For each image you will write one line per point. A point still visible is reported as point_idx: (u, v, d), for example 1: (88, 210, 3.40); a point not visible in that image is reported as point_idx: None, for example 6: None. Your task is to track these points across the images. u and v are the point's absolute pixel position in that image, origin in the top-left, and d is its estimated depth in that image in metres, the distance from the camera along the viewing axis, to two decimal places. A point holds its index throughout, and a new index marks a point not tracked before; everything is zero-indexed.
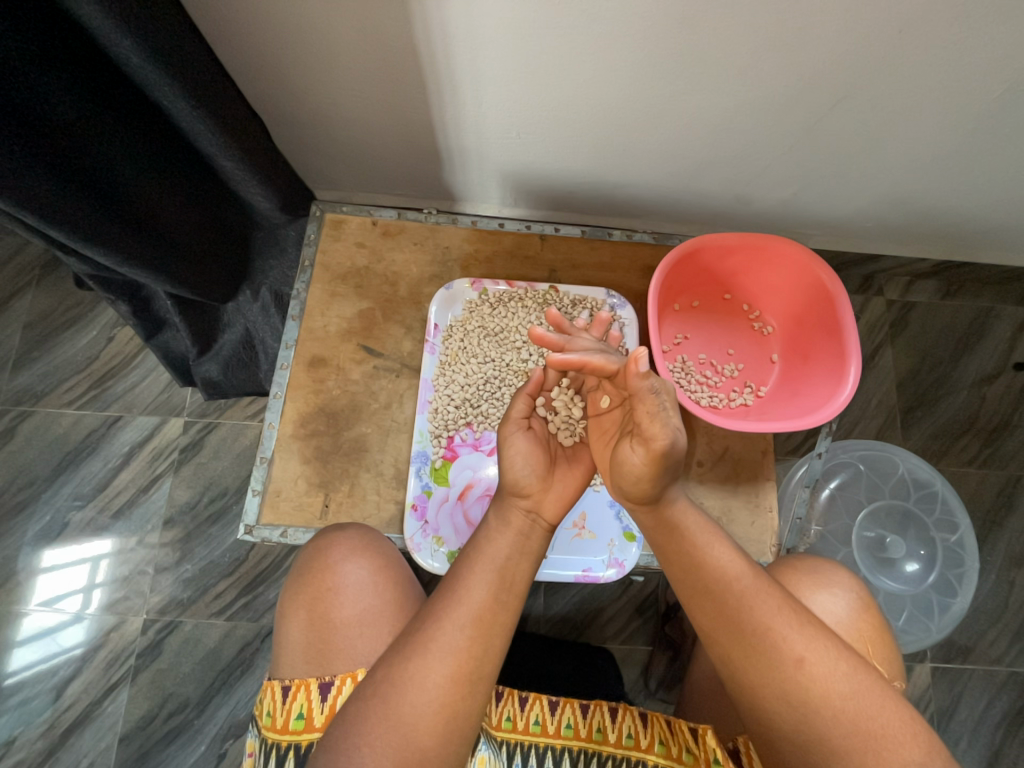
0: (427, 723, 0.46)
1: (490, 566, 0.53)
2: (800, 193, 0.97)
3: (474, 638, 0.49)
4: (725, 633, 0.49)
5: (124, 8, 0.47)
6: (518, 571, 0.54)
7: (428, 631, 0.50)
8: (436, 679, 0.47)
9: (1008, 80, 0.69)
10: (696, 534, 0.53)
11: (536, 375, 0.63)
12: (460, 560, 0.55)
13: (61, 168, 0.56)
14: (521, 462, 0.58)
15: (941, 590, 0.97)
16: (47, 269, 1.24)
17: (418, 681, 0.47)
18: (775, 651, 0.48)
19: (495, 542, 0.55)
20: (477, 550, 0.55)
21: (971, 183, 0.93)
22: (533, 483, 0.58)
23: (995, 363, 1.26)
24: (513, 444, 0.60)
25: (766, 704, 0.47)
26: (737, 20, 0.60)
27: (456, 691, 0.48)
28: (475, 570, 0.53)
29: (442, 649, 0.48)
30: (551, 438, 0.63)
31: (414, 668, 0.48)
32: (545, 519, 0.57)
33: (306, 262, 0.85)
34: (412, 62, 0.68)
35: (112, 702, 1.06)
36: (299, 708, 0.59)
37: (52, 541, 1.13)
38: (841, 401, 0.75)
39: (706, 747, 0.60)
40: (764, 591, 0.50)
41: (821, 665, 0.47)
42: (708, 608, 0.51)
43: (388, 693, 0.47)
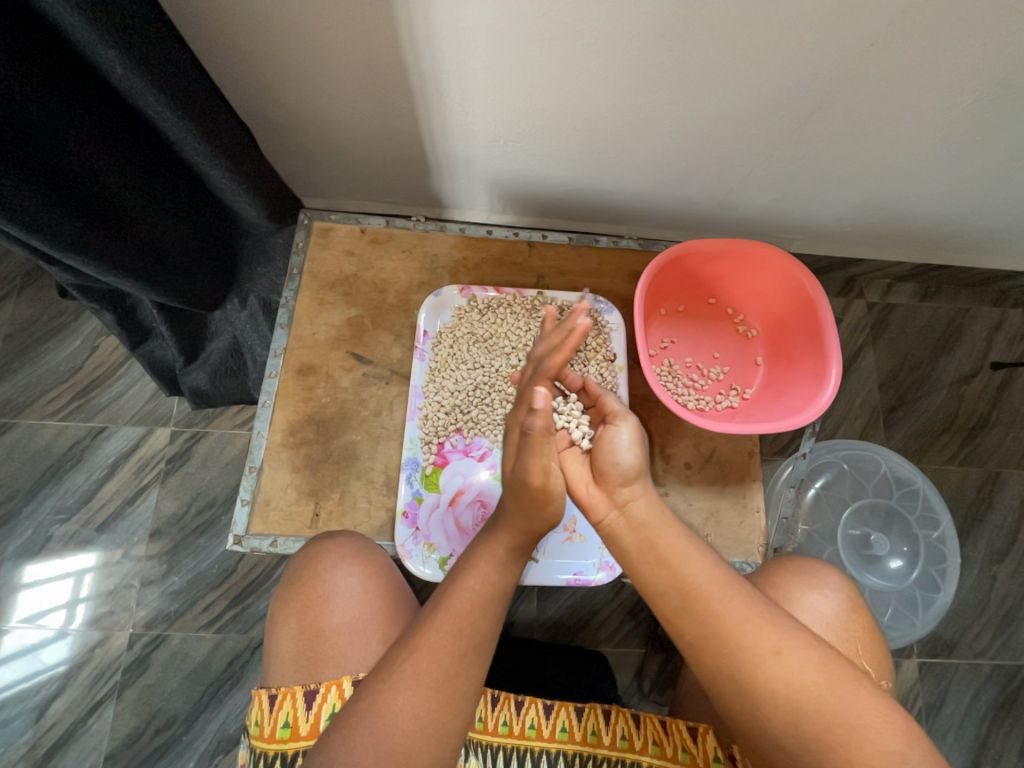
0: (423, 747, 0.47)
1: (475, 589, 0.52)
2: (780, 199, 0.99)
3: (471, 663, 0.50)
4: (701, 642, 0.49)
5: (107, 19, 0.48)
6: (509, 591, 0.54)
7: (419, 662, 0.49)
8: (432, 707, 0.47)
9: (981, 87, 0.71)
10: (669, 541, 0.54)
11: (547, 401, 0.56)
12: (448, 584, 0.54)
13: (47, 181, 0.56)
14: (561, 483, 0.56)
15: (925, 585, 0.99)
16: (30, 279, 1.23)
17: (409, 711, 0.47)
18: (753, 648, 0.48)
19: (489, 565, 0.54)
20: (468, 569, 0.54)
21: (943, 189, 0.96)
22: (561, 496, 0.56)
23: (972, 363, 1.29)
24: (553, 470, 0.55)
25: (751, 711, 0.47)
26: (714, 33, 0.62)
27: (451, 713, 0.48)
28: (470, 595, 0.52)
29: (438, 679, 0.48)
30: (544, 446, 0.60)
31: (404, 700, 0.47)
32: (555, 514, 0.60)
33: (294, 271, 0.85)
34: (398, 68, 0.68)
35: (97, 719, 1.04)
36: (285, 716, 0.59)
37: (34, 556, 1.11)
38: (824, 401, 0.76)
39: (705, 746, 0.61)
40: (738, 593, 0.51)
41: (798, 656, 0.47)
42: (683, 620, 0.50)
43: (378, 725, 0.46)
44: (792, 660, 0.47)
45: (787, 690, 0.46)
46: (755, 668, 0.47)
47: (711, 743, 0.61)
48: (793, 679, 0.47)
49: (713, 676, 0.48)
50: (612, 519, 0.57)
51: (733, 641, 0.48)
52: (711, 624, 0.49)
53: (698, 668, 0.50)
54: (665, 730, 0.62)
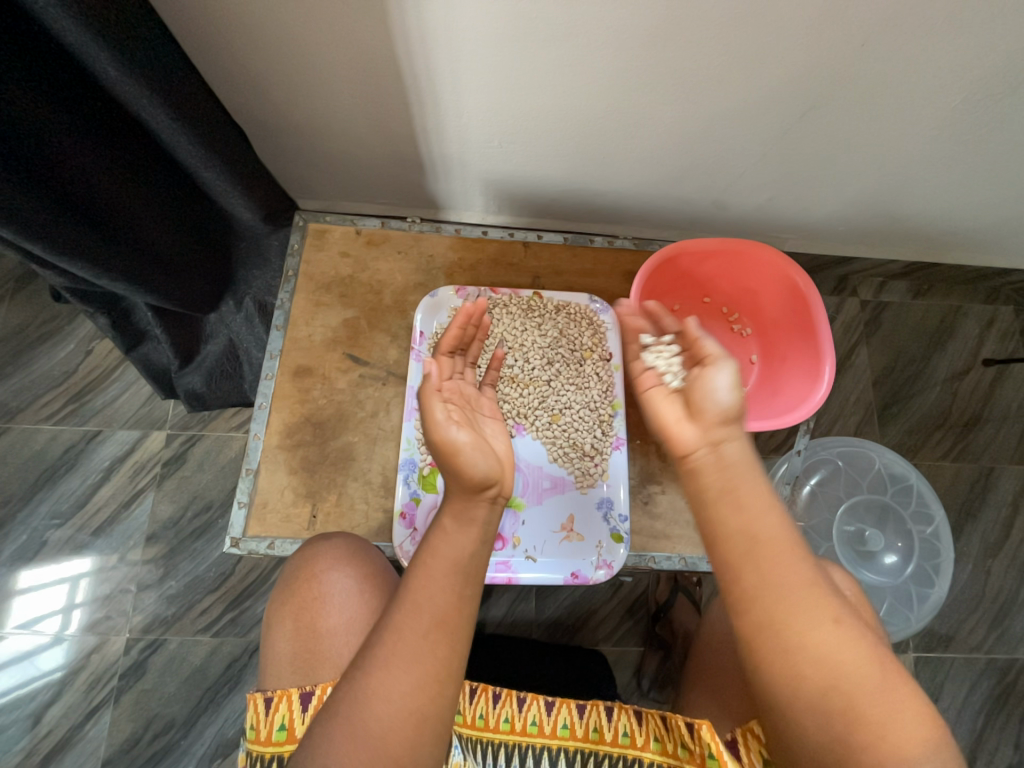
0: (396, 733, 0.42)
1: (449, 563, 0.48)
2: (774, 199, 1.00)
3: (438, 640, 0.45)
4: (755, 593, 0.44)
5: (100, 22, 0.47)
6: (482, 565, 0.49)
7: (385, 645, 0.45)
8: (401, 689, 0.43)
9: (970, 85, 0.72)
10: (756, 490, 0.47)
11: (436, 371, 0.57)
12: (410, 562, 0.49)
13: (39, 184, 0.56)
14: (478, 456, 0.53)
15: (919, 580, 0.99)
16: (23, 283, 1.22)
17: (382, 693, 0.43)
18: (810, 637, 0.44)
19: (452, 541, 0.49)
20: (430, 550, 0.49)
21: (934, 188, 0.97)
22: (492, 468, 0.52)
23: (965, 359, 1.30)
24: (460, 447, 0.53)
25: (787, 680, 0.42)
26: (705, 34, 0.62)
27: (425, 695, 0.44)
28: (433, 572, 0.48)
29: (404, 659, 0.44)
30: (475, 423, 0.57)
31: (377, 681, 0.43)
32: (505, 494, 0.54)
33: (289, 272, 0.85)
34: (394, 72, 0.69)
35: (94, 725, 1.04)
36: (282, 718, 0.58)
37: (29, 561, 1.11)
38: (818, 399, 0.77)
39: (702, 741, 0.56)
40: (806, 556, 0.45)
41: (857, 638, 0.42)
42: (740, 563, 0.45)
43: (352, 711, 0.43)
44: (851, 638, 0.42)
45: (834, 666, 0.41)
46: (843, 659, 0.42)
47: (708, 739, 0.55)
48: (846, 658, 0.42)
49: (756, 631, 0.43)
50: (699, 455, 0.50)
51: (795, 601, 0.43)
52: (795, 602, 0.43)
53: (743, 617, 0.44)
54: (665, 727, 0.61)
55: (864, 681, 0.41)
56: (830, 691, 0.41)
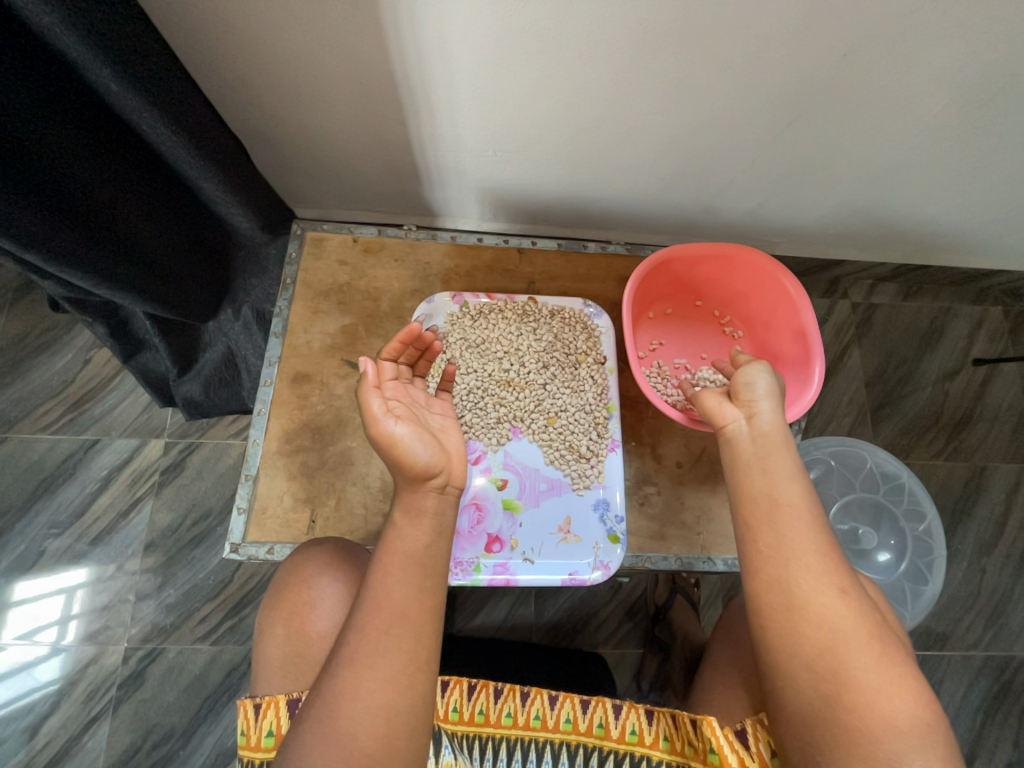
0: (368, 728, 0.43)
1: (406, 560, 0.48)
2: (764, 204, 1.01)
3: (400, 636, 0.46)
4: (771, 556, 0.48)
5: (104, 39, 0.49)
6: (439, 556, 0.50)
7: (351, 645, 0.46)
8: (369, 686, 0.44)
9: (953, 92, 0.74)
10: (783, 461, 0.52)
11: (373, 368, 0.53)
12: (370, 563, 0.50)
13: (42, 195, 0.57)
14: (421, 446, 0.51)
15: (912, 578, 1.01)
16: (21, 293, 1.23)
17: (349, 692, 0.44)
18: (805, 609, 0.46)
19: (407, 537, 0.49)
20: (386, 548, 0.49)
21: (920, 192, 0.99)
22: (438, 458, 0.51)
23: (955, 360, 1.32)
24: (401, 441, 0.51)
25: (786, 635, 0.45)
26: (693, 44, 0.64)
27: (393, 689, 0.44)
28: (391, 570, 0.48)
29: (369, 657, 0.45)
30: (420, 419, 0.55)
31: (345, 680, 0.44)
32: (455, 484, 0.53)
33: (287, 280, 0.86)
34: (389, 82, 0.70)
35: (92, 735, 1.03)
36: (269, 725, 0.58)
37: (27, 572, 1.11)
38: (808, 399, 0.78)
39: (704, 736, 0.58)
40: (825, 531, 0.49)
41: (861, 610, 0.45)
42: (760, 527, 0.49)
43: (323, 711, 0.44)
44: (854, 608, 0.45)
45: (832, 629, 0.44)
46: (840, 627, 0.44)
47: (709, 733, 0.57)
48: (847, 624, 0.44)
49: (767, 588, 0.47)
50: (736, 424, 0.56)
51: (807, 565, 0.46)
52: (801, 568, 0.46)
53: (758, 574, 0.48)
54: (676, 726, 0.61)
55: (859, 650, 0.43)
56: (825, 651, 0.43)
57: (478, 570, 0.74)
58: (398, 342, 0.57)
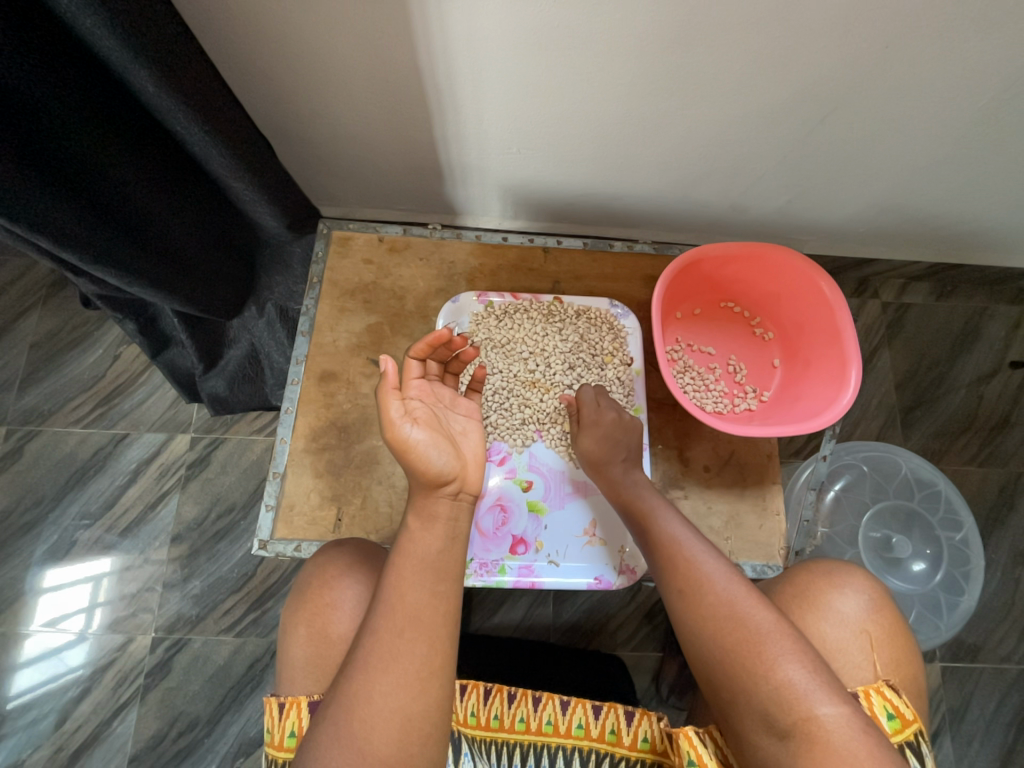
0: (382, 730, 0.43)
1: (420, 565, 0.48)
2: (793, 200, 0.99)
3: (413, 640, 0.45)
4: (667, 572, 0.60)
5: (140, 39, 0.49)
6: (453, 561, 0.50)
7: (366, 648, 0.45)
8: (383, 689, 0.44)
9: (996, 87, 0.71)
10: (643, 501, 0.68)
11: (394, 367, 0.51)
12: (385, 564, 0.50)
13: (78, 195, 0.58)
14: (436, 452, 0.50)
15: (948, 588, 0.98)
16: (54, 289, 1.25)
17: (363, 696, 0.44)
18: (687, 594, 0.56)
19: (419, 541, 0.49)
20: (400, 552, 0.49)
21: (957, 189, 0.96)
22: (452, 465, 0.51)
23: (991, 362, 1.28)
24: (416, 446, 0.50)
25: (691, 633, 0.54)
26: (725, 38, 0.62)
27: (407, 693, 0.44)
28: (404, 573, 0.48)
29: (382, 659, 0.45)
30: (439, 421, 0.54)
31: (360, 683, 0.44)
32: (468, 491, 0.52)
33: (314, 279, 0.87)
34: (414, 81, 0.70)
35: (121, 721, 1.06)
36: (292, 726, 0.59)
37: (59, 561, 1.13)
38: (844, 404, 0.75)
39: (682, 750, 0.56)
40: (677, 548, 0.61)
41: (702, 594, 0.55)
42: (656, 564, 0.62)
43: (338, 714, 0.44)
44: (691, 598, 0.56)
45: (716, 605, 0.54)
46: (700, 616, 0.54)
47: (686, 746, 0.55)
48: (698, 613, 0.55)
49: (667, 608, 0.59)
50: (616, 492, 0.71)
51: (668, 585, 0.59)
52: (668, 580, 0.59)
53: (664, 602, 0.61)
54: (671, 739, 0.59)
55: (746, 617, 0.52)
56: (696, 642, 0.54)
57: (503, 572, 0.74)
58: (427, 340, 0.55)
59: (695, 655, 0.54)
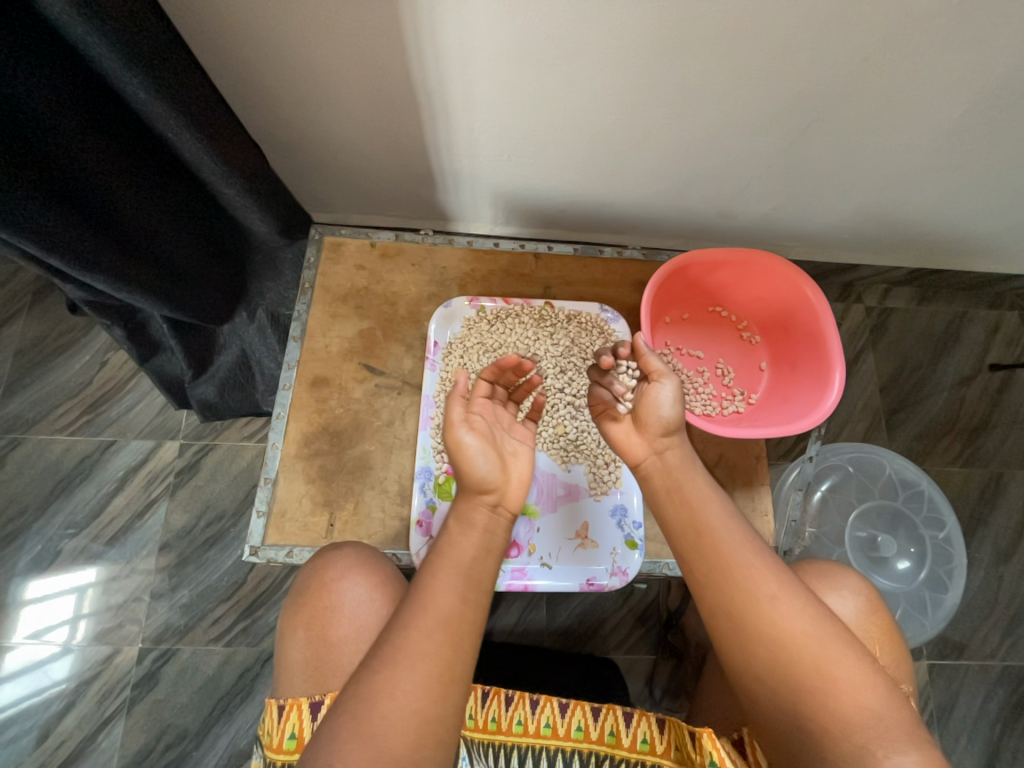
0: (401, 729, 0.42)
1: (455, 568, 0.50)
2: (779, 208, 1.01)
3: (442, 641, 0.46)
4: (739, 577, 0.51)
5: (131, 45, 0.50)
6: (484, 571, 0.52)
7: (393, 643, 0.46)
8: (407, 686, 0.44)
9: (973, 97, 0.73)
10: (694, 484, 0.58)
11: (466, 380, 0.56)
12: (421, 566, 0.52)
13: (67, 201, 0.58)
14: (480, 458, 0.55)
15: (932, 585, 1.00)
16: (40, 295, 1.24)
17: (388, 691, 0.43)
18: (756, 604, 0.49)
19: (457, 544, 0.52)
20: (438, 556, 0.52)
21: (937, 196, 0.98)
22: (494, 476, 0.55)
23: (971, 365, 1.31)
24: (464, 447, 0.56)
25: (771, 649, 0.48)
26: (711, 50, 0.64)
27: (429, 694, 0.44)
28: (440, 574, 0.50)
29: (410, 656, 0.45)
30: (496, 437, 0.59)
31: (384, 678, 0.44)
32: (507, 508, 0.56)
33: (306, 285, 0.87)
34: (406, 89, 0.71)
35: (107, 735, 1.04)
36: (292, 727, 0.59)
37: (43, 571, 1.12)
38: (829, 405, 0.77)
39: (705, 751, 0.56)
40: (749, 544, 0.53)
41: (796, 611, 0.49)
42: (715, 558, 0.53)
43: (359, 707, 0.43)
44: (782, 612, 0.49)
45: (806, 659, 0.46)
46: (784, 634, 0.48)
47: (709, 744, 0.56)
48: (786, 632, 0.48)
49: (729, 609, 0.50)
50: (649, 463, 0.61)
51: (739, 587, 0.50)
52: (738, 582, 0.51)
53: (714, 598, 0.52)
54: (685, 739, 0.60)
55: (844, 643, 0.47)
56: (774, 661, 0.47)
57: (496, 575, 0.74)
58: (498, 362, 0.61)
59: (771, 675, 0.47)
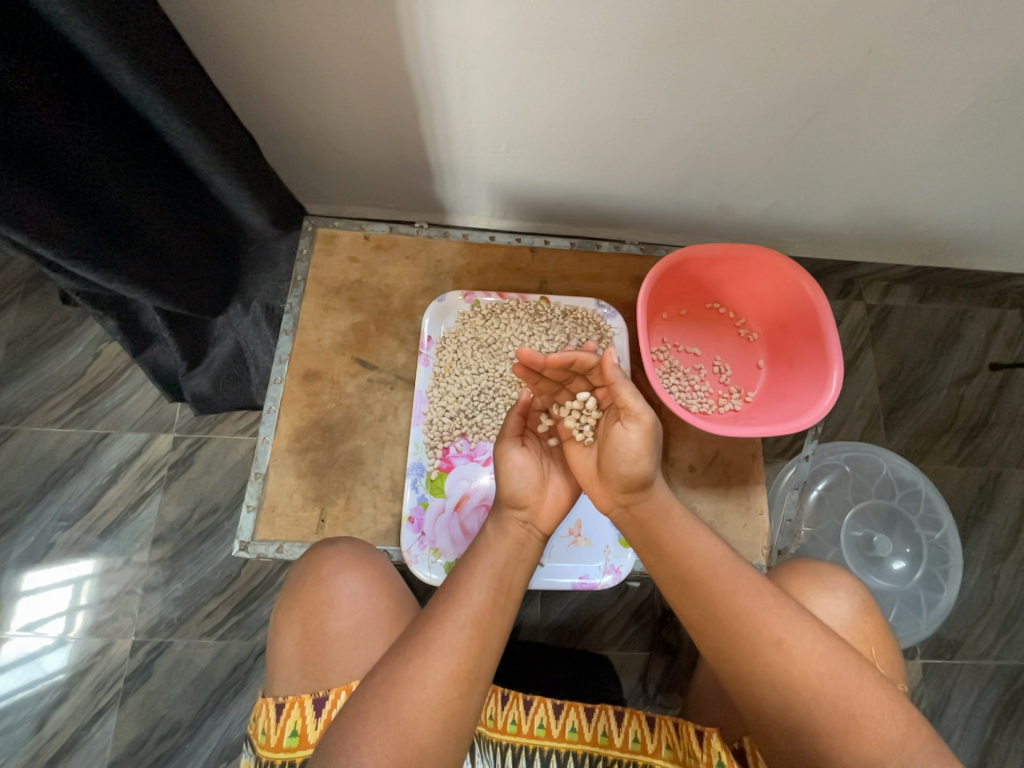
0: (426, 719, 0.46)
1: (489, 571, 0.54)
2: (779, 203, 1.00)
3: (473, 638, 0.50)
4: (741, 619, 0.50)
5: (115, 30, 0.48)
6: (515, 577, 0.55)
7: (427, 634, 0.50)
8: (436, 677, 0.47)
9: (978, 91, 0.72)
10: (673, 537, 0.55)
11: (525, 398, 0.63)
12: (458, 568, 0.56)
13: (55, 191, 0.57)
14: (517, 476, 0.60)
15: (928, 586, 0.99)
16: (32, 285, 1.23)
17: (418, 680, 0.47)
18: (756, 640, 0.49)
19: (494, 547, 0.57)
20: (477, 556, 0.56)
21: (940, 192, 0.97)
22: (530, 494, 0.60)
23: (971, 363, 1.30)
24: (506, 459, 0.61)
25: (782, 692, 0.47)
26: (712, 40, 0.63)
27: (455, 689, 0.48)
28: (475, 575, 0.54)
29: (442, 649, 0.49)
30: (546, 454, 0.64)
31: (416, 667, 0.48)
32: (538, 528, 0.60)
33: (298, 277, 0.86)
34: (401, 78, 0.70)
35: (100, 727, 1.04)
36: (294, 724, 0.59)
37: (36, 563, 1.11)
38: (825, 405, 0.76)
39: (711, 751, 0.59)
40: (746, 580, 0.52)
41: (803, 650, 0.48)
42: (714, 599, 0.51)
43: (389, 692, 0.47)
44: (790, 653, 0.48)
45: (818, 698, 0.46)
46: (794, 673, 0.47)
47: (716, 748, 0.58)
48: (795, 673, 0.47)
49: (735, 653, 0.49)
50: (616, 513, 0.59)
51: (741, 629, 0.49)
52: (740, 623, 0.50)
53: (718, 645, 0.50)
54: (678, 735, 0.62)
55: (851, 676, 0.47)
56: (785, 703, 0.47)
57: None
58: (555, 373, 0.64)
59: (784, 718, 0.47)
